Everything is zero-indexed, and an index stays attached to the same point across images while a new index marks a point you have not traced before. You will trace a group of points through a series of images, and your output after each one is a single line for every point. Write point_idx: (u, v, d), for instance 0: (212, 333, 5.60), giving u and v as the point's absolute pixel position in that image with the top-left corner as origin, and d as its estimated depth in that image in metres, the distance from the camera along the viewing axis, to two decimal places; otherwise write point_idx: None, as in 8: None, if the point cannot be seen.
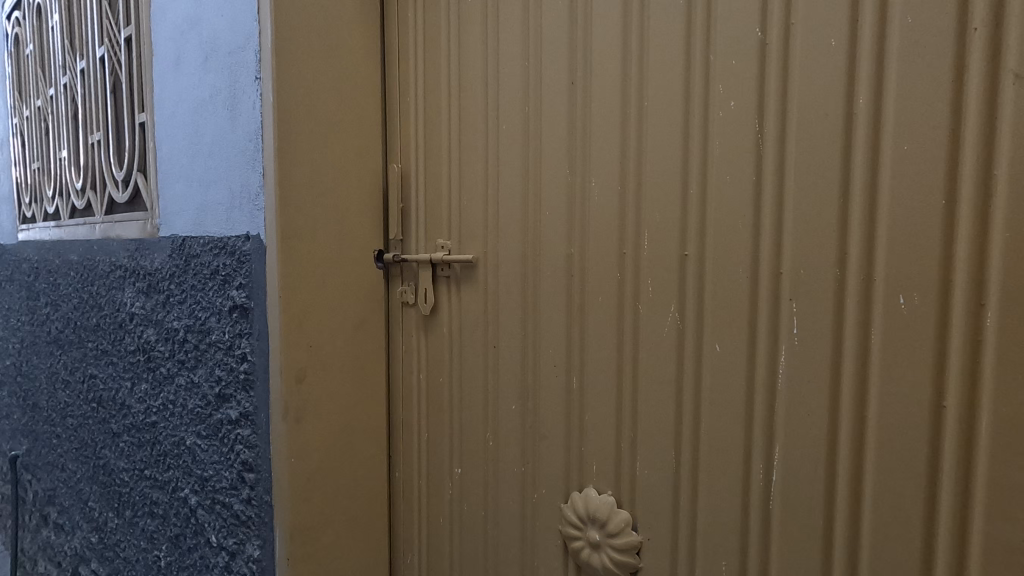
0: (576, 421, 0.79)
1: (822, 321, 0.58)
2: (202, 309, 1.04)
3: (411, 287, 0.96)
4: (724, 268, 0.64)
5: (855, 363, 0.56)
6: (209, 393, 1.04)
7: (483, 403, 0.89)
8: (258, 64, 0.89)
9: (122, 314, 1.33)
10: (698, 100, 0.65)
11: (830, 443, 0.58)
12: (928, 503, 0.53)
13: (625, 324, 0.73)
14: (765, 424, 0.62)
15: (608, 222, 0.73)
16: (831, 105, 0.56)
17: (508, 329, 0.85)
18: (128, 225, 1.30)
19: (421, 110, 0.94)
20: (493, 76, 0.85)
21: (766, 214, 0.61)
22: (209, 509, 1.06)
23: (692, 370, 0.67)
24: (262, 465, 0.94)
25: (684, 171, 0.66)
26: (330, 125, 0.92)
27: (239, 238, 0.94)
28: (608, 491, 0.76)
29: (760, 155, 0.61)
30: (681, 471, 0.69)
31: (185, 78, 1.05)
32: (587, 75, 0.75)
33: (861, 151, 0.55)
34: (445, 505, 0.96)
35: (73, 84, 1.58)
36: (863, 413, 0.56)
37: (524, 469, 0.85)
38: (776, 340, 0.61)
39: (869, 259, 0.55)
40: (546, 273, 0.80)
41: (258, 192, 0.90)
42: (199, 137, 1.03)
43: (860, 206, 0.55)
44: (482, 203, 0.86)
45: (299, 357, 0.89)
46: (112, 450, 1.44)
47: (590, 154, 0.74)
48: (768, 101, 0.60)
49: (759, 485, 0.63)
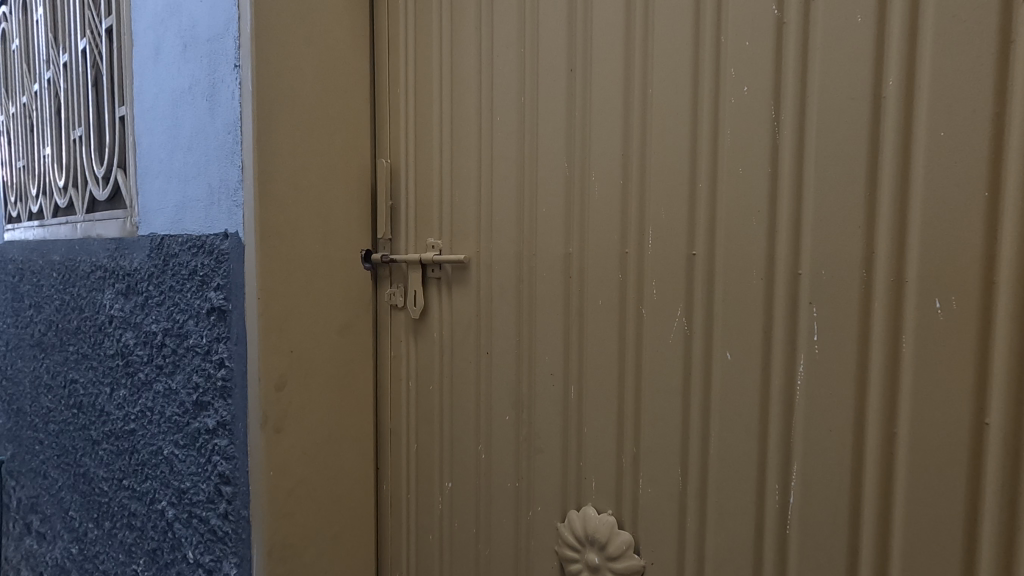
0: (574, 434, 0.73)
1: (847, 327, 0.52)
2: (180, 311, 0.98)
3: (400, 290, 0.91)
4: (736, 269, 0.58)
5: (883, 373, 0.50)
6: (187, 401, 0.99)
7: (476, 414, 0.83)
8: (236, 52, 0.83)
9: (101, 317, 1.27)
10: (708, 86, 0.60)
11: (855, 463, 0.52)
12: (969, 531, 0.47)
13: (628, 330, 0.67)
14: (780, 441, 0.56)
15: (611, 219, 0.67)
16: (858, 89, 0.51)
17: (501, 334, 0.79)
18: (107, 224, 1.25)
19: (410, 102, 0.88)
20: (486, 63, 0.79)
21: (783, 210, 0.55)
22: (186, 523, 1.01)
23: (700, 380, 0.61)
24: (238, 478, 0.88)
25: (693, 163, 0.61)
26: (314, 117, 0.86)
27: (217, 236, 0.89)
28: (609, 509, 0.71)
29: (776, 145, 0.55)
30: (688, 490, 0.63)
31: (164, 68, 1.00)
32: (587, 61, 0.69)
33: (891, 139, 0.49)
34: (435, 521, 0.90)
35: (56, 79, 1.53)
36: (893, 430, 0.50)
37: (518, 485, 0.80)
38: (793, 348, 0.55)
39: (899, 259, 0.49)
40: (542, 275, 0.74)
41: (236, 187, 0.85)
42: (178, 130, 0.98)
43: (890, 199, 0.50)
44: (475, 200, 0.81)
45: (279, 363, 0.84)
46: (92, 459, 1.38)
47: (591, 146, 0.69)
48: (785, 86, 0.55)
49: (775, 509, 0.57)
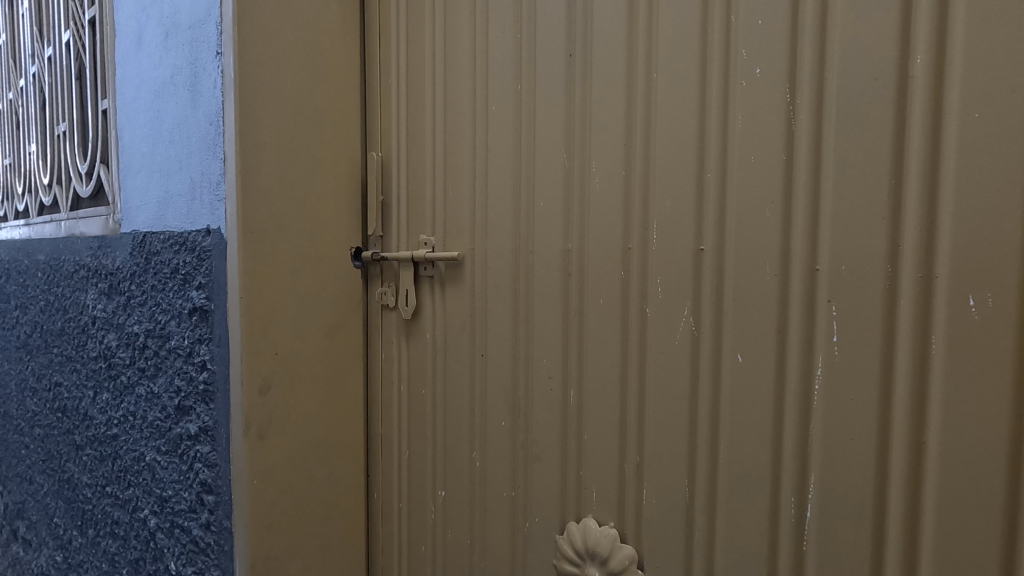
0: (573, 441, 0.69)
1: (870, 327, 0.48)
2: (162, 312, 0.94)
3: (391, 288, 0.86)
4: (748, 265, 0.54)
5: (910, 377, 0.46)
6: (169, 405, 0.95)
7: (470, 420, 0.79)
8: (218, 38, 0.79)
9: (85, 317, 1.23)
10: (717, 69, 0.56)
11: (878, 474, 0.48)
12: (1006, 550, 0.43)
13: (630, 331, 0.63)
14: (796, 450, 0.52)
15: (612, 212, 0.63)
16: (883, 67, 0.47)
17: (497, 334, 0.75)
18: (91, 221, 1.21)
19: (402, 92, 0.84)
20: (481, 49, 0.75)
21: (799, 201, 0.51)
22: (169, 533, 0.96)
23: (709, 384, 0.57)
24: (221, 486, 0.83)
25: (700, 152, 0.57)
26: (300, 107, 0.82)
27: (199, 233, 0.85)
28: (610, 521, 0.66)
29: (792, 131, 0.51)
30: (696, 501, 0.59)
31: (146, 58, 0.95)
32: (587, 44, 0.65)
33: (919, 121, 0.46)
34: (427, 531, 0.86)
35: (41, 73, 1.48)
36: (921, 439, 0.46)
37: (514, 494, 0.75)
38: (810, 350, 0.51)
39: (928, 252, 0.45)
40: (539, 272, 0.70)
41: (219, 181, 0.81)
42: (159, 123, 0.94)
43: (917, 188, 0.46)
44: (469, 193, 0.77)
45: (264, 365, 0.80)
46: (75, 464, 1.34)
47: (591, 134, 0.65)
48: (802, 66, 0.51)
49: (791, 523, 0.53)
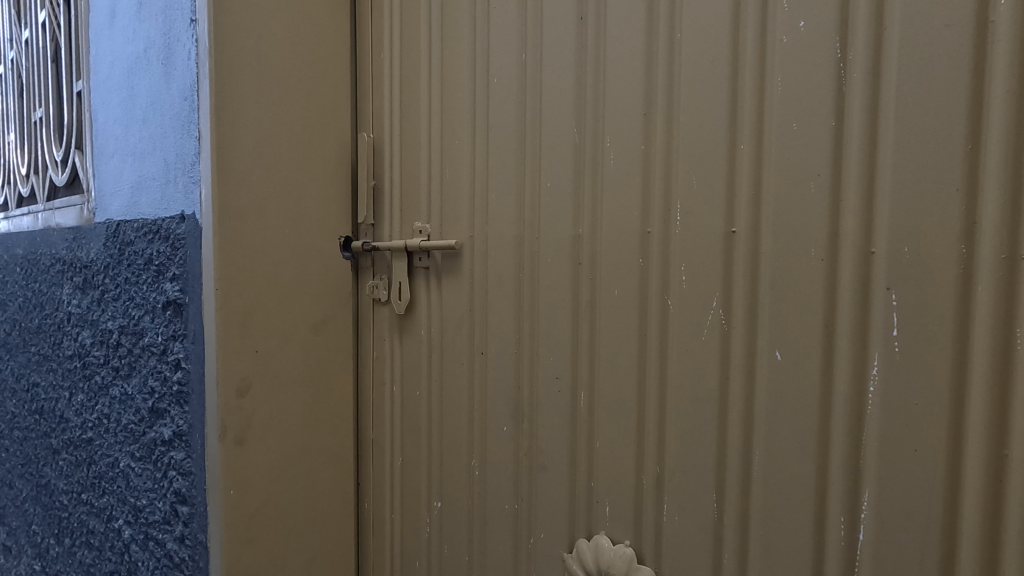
0: (583, 449, 0.62)
1: (941, 320, 0.41)
2: (136, 307, 0.87)
3: (383, 281, 0.79)
4: (791, 248, 0.47)
5: (988, 378, 0.39)
6: (142, 407, 0.87)
7: (468, 423, 0.72)
8: (193, 6, 0.72)
9: (60, 314, 1.16)
10: (753, 27, 0.49)
11: (946, 492, 0.41)
12: None
13: (649, 327, 0.56)
14: (846, 463, 0.45)
15: (628, 194, 0.56)
16: (957, 13, 0.40)
17: (498, 329, 0.68)
18: (66, 212, 1.13)
19: (395, 67, 0.77)
20: (483, 16, 0.68)
21: (852, 174, 0.44)
22: (142, 546, 0.89)
23: (742, 386, 0.50)
24: (196, 496, 0.76)
25: (733, 122, 0.50)
26: (283, 83, 0.75)
27: (174, 220, 0.78)
28: (625, 540, 0.59)
29: (843, 93, 0.44)
30: (726, 518, 0.52)
31: (119, 32, 0.88)
32: (601, 6, 0.58)
33: (1002, 75, 0.38)
34: (421, 545, 0.79)
35: (18, 58, 1.40)
36: (1001, 452, 0.39)
37: (517, 505, 0.68)
38: (864, 348, 0.44)
39: (1013, 229, 0.38)
40: (545, 262, 0.63)
41: (193, 161, 0.73)
42: (133, 102, 0.86)
43: (1000, 156, 0.39)
44: (467, 176, 0.70)
45: (241, 365, 0.73)
46: (52, 469, 1.26)
47: (605, 106, 0.58)
48: (857, 17, 0.44)
49: (839, 547, 0.46)
